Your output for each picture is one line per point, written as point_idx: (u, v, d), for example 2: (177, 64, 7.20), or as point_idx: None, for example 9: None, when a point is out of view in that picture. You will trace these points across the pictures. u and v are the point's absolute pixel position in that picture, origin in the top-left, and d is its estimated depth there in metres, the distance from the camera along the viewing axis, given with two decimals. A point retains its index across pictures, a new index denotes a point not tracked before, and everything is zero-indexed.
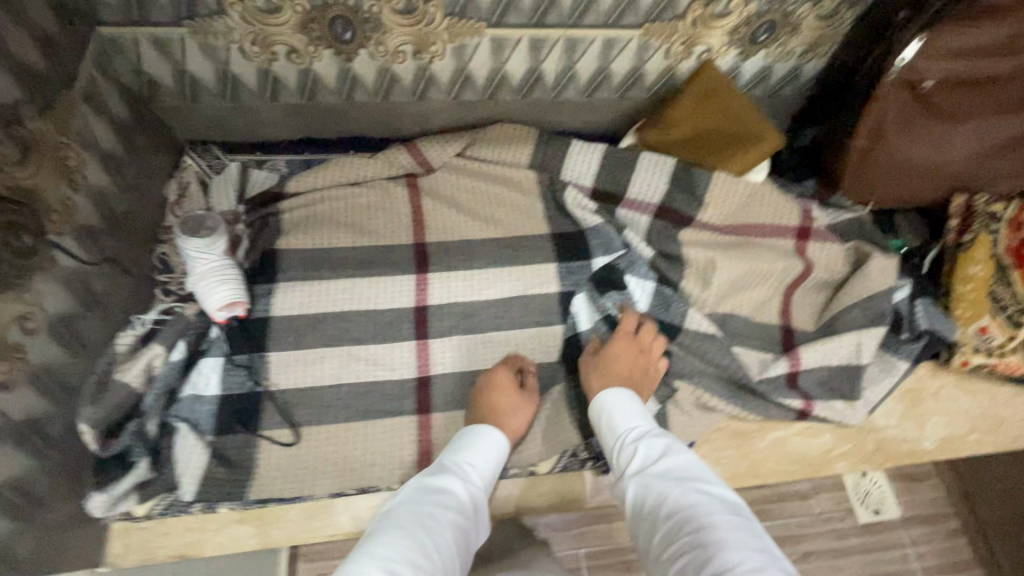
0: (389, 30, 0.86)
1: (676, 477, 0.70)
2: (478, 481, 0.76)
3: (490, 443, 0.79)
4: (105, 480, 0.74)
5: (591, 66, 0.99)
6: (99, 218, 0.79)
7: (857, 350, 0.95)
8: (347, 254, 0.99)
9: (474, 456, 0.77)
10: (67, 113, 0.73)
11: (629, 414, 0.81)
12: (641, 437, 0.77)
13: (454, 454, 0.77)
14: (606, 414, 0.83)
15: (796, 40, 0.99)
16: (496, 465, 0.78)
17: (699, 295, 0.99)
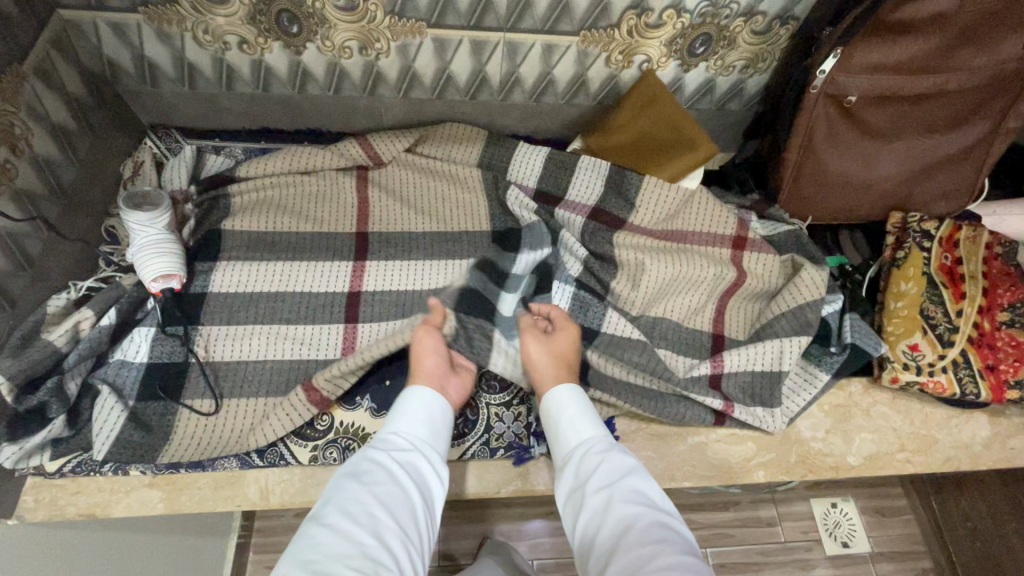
0: (334, 26, 0.92)
1: (640, 504, 0.68)
2: (411, 450, 0.74)
3: (417, 410, 0.78)
4: (20, 433, 0.77)
5: (534, 70, 1.03)
6: (42, 184, 0.84)
7: (779, 357, 0.95)
8: (290, 239, 1.03)
9: (405, 426, 0.76)
10: (18, 84, 0.79)
11: (595, 433, 0.79)
12: (608, 456, 0.74)
13: (387, 434, 0.76)
14: (572, 426, 0.80)
15: (735, 54, 1.02)
16: (427, 429, 0.77)
17: (628, 296, 0.99)
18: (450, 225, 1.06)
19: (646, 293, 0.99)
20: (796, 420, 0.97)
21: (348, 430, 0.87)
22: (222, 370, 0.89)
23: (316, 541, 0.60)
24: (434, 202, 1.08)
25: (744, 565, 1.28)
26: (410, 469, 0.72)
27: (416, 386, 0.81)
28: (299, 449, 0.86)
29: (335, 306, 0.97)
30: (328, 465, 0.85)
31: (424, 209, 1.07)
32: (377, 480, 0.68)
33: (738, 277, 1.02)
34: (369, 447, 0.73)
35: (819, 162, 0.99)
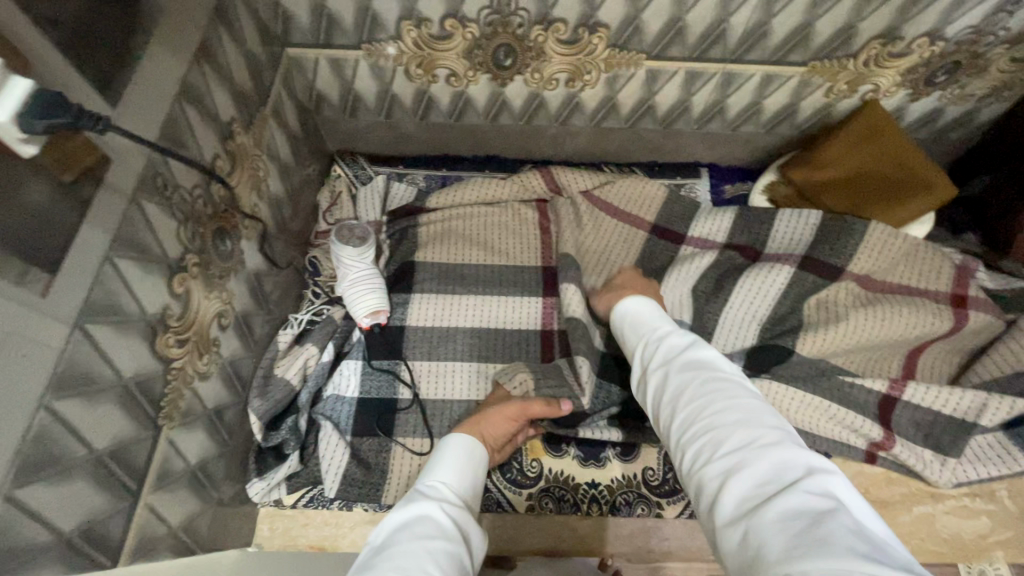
0: (549, 58, 0.88)
1: (695, 363, 0.56)
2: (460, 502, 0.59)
3: (461, 454, 0.65)
4: (264, 468, 0.81)
5: (743, 100, 0.96)
6: (273, 223, 0.86)
7: (980, 408, 0.85)
8: (477, 271, 1.00)
9: (450, 472, 0.62)
10: (262, 128, 0.81)
11: (652, 321, 0.66)
12: (667, 336, 0.62)
13: (429, 476, 0.62)
14: (631, 326, 0.69)
15: (979, 83, 0.91)
16: (472, 484, 0.63)
17: (826, 344, 0.88)
18: (632, 264, 0.99)
19: (845, 341, 0.88)
20: None
21: (558, 478, 0.86)
22: (433, 410, 0.89)
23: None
24: (614, 240, 1.01)
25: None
26: (463, 519, 0.56)
27: (456, 433, 0.69)
28: (515, 497, 0.85)
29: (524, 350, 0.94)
30: (545, 516, 0.84)
31: (606, 244, 1.00)
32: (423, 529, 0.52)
33: (955, 327, 0.90)
34: (416, 495, 0.58)
35: None
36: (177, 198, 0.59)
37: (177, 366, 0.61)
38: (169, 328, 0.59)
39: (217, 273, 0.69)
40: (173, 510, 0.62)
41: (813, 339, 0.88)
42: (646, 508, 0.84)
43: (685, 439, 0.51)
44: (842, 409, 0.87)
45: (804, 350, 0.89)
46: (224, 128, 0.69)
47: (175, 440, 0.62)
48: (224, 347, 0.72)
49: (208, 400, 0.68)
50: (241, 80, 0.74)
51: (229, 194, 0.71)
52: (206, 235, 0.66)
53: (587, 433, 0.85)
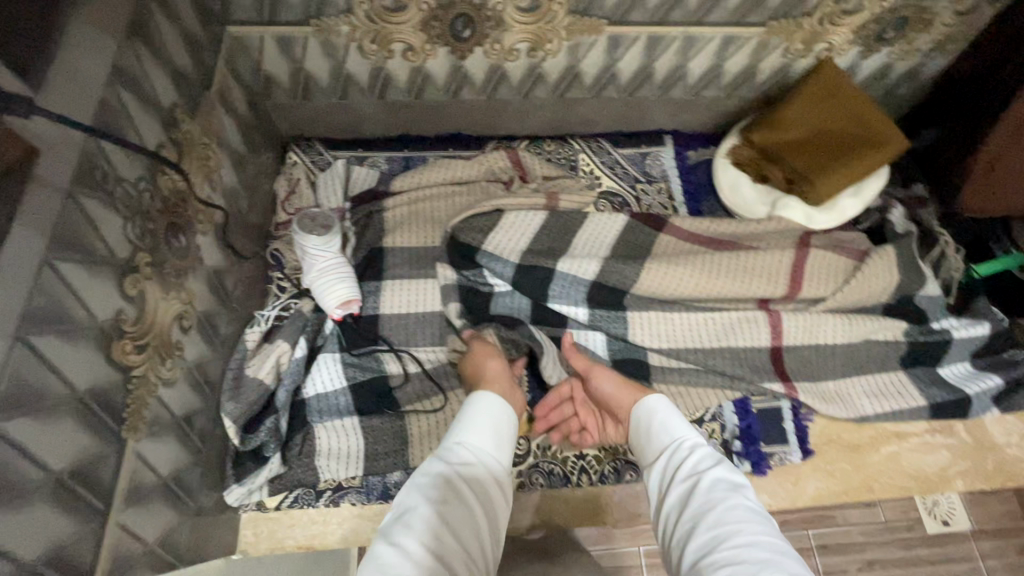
0: (509, 28, 0.85)
1: (726, 484, 0.57)
2: (487, 458, 0.61)
3: (487, 413, 0.65)
4: (243, 472, 0.77)
5: (705, 63, 0.96)
6: (230, 215, 0.81)
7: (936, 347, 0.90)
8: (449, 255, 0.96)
9: (473, 432, 0.63)
10: (208, 114, 0.75)
11: (680, 428, 0.67)
12: (702, 451, 0.63)
13: (460, 432, 0.63)
14: (661, 422, 0.68)
15: (925, 38, 0.94)
16: (505, 443, 0.64)
17: (660, 285, 0.90)
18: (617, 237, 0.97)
19: (682, 288, 0.91)
20: (987, 424, 0.94)
21: (547, 452, 0.86)
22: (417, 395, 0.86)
23: (385, 567, 0.47)
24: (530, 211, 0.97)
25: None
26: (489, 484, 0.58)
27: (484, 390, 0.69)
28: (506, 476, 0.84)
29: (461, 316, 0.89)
30: (536, 491, 0.84)
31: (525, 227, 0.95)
32: (445, 497, 0.54)
33: (794, 281, 0.93)
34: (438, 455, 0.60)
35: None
36: (120, 193, 0.54)
37: (138, 374, 0.56)
38: (125, 334, 0.54)
39: (173, 273, 0.64)
40: (149, 526, 0.58)
41: (641, 281, 0.91)
42: (636, 475, 0.84)
43: (705, 562, 0.50)
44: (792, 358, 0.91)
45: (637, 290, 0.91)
46: (167, 114, 0.64)
47: (144, 453, 0.58)
48: (188, 350, 0.68)
49: (176, 407, 0.64)
50: (181, 62, 0.68)
51: (181, 186, 0.65)
52: (158, 231, 0.61)
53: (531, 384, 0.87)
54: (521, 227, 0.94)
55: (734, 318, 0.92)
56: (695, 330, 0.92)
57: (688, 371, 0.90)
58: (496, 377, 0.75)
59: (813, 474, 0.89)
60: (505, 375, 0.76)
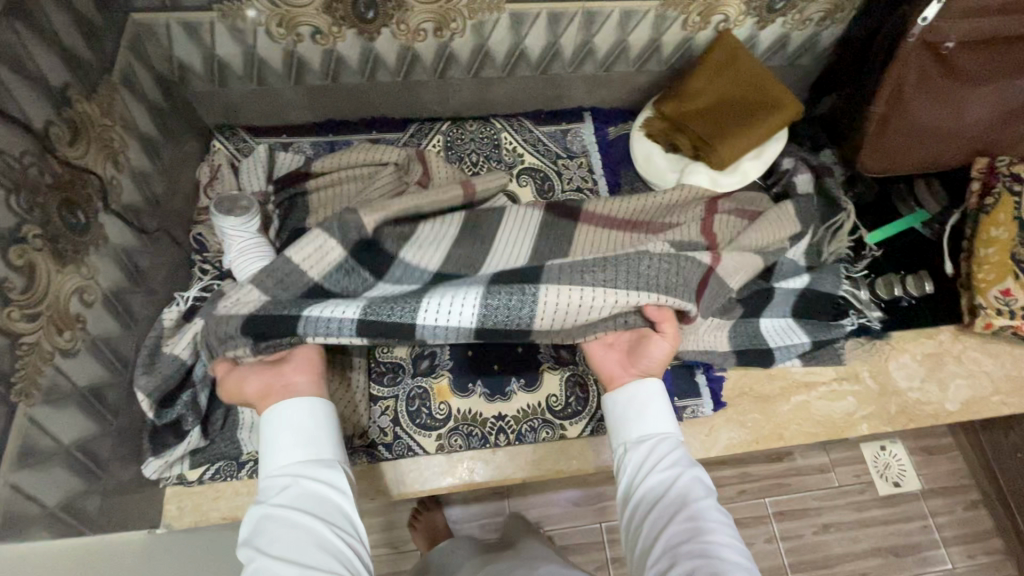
0: (411, 7, 0.88)
1: (692, 491, 0.61)
2: (307, 473, 0.60)
3: (291, 424, 0.63)
4: (160, 447, 0.78)
5: (610, 38, 1.00)
6: (140, 197, 0.82)
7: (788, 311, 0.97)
8: None
9: (279, 453, 0.62)
10: (110, 97, 0.77)
11: (657, 412, 0.69)
12: (674, 450, 0.66)
13: (272, 459, 0.62)
14: (636, 417, 0.69)
15: (814, 7, 0.99)
16: (315, 445, 0.63)
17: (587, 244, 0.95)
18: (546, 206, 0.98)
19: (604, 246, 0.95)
20: (891, 371, 0.99)
21: (466, 415, 0.88)
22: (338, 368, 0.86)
23: None
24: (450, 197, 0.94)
25: (802, 512, 1.26)
26: (315, 497, 0.59)
27: (275, 402, 0.65)
28: (425, 439, 0.87)
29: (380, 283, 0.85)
30: (456, 453, 0.87)
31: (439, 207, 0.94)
32: (278, 536, 0.55)
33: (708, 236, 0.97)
34: (264, 494, 0.59)
35: (911, 116, 0.95)
36: (1, 165, 0.56)
37: (28, 341, 0.58)
38: (12, 301, 0.56)
39: (69, 247, 0.65)
40: (47, 491, 0.60)
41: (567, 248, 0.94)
42: (551, 432, 0.88)
43: (674, 554, 0.56)
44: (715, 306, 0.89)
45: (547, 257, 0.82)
46: (57, 94, 0.66)
47: (39, 419, 0.59)
48: (92, 324, 0.69)
49: (78, 377, 0.66)
50: (73, 44, 0.70)
51: (75, 164, 0.67)
52: (49, 205, 0.62)
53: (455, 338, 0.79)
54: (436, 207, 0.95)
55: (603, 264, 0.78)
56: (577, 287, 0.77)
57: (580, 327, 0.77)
58: (263, 390, 0.68)
59: (727, 424, 0.93)
60: (266, 372, 0.70)
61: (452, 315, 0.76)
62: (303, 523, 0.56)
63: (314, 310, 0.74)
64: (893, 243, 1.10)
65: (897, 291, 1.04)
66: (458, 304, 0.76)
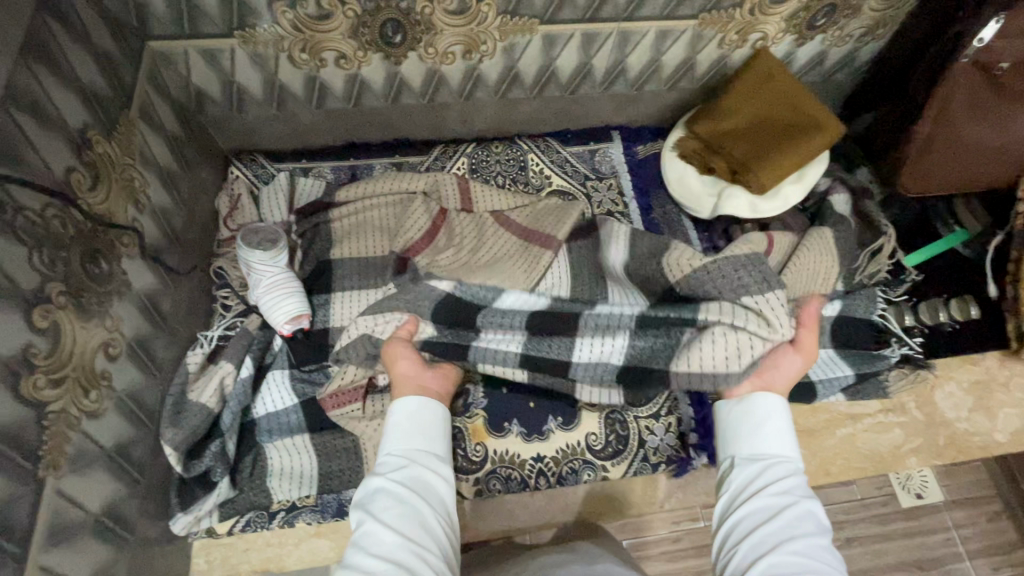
0: (441, 31, 0.84)
1: (806, 513, 0.57)
2: (417, 469, 0.61)
3: (419, 421, 0.66)
4: (189, 501, 0.75)
5: (643, 58, 0.96)
6: (161, 236, 0.78)
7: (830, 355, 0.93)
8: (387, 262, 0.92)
9: (404, 443, 0.64)
10: (129, 133, 0.73)
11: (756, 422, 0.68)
12: (797, 475, 0.62)
13: (394, 447, 0.64)
14: (754, 432, 0.67)
15: (856, 23, 0.95)
16: (431, 448, 0.65)
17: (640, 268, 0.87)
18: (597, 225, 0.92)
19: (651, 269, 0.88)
20: (937, 401, 0.96)
21: (504, 457, 0.85)
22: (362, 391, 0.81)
23: None
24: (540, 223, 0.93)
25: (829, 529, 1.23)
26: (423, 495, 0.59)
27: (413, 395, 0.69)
28: (462, 483, 0.83)
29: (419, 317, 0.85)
30: (495, 497, 0.84)
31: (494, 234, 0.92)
32: (389, 508, 0.57)
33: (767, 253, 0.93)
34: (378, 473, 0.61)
35: (958, 134, 0.91)
36: (22, 222, 0.52)
37: (54, 409, 0.54)
38: (36, 369, 0.52)
39: (93, 301, 0.61)
40: (78, 565, 0.56)
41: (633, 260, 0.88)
42: (593, 473, 0.85)
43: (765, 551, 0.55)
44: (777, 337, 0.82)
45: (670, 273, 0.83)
46: (77, 137, 0.62)
47: (67, 490, 0.55)
48: (117, 379, 0.65)
49: (105, 438, 0.62)
50: (91, 81, 0.66)
51: (96, 211, 0.63)
52: (72, 258, 0.58)
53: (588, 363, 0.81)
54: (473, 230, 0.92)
55: (756, 304, 0.76)
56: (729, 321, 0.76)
57: (709, 375, 0.75)
58: (409, 379, 0.72)
59: None
60: (418, 368, 0.74)
61: (602, 356, 0.80)
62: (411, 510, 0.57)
63: (490, 330, 0.80)
64: (934, 264, 1.07)
65: (942, 316, 1.00)
66: (611, 345, 0.80)
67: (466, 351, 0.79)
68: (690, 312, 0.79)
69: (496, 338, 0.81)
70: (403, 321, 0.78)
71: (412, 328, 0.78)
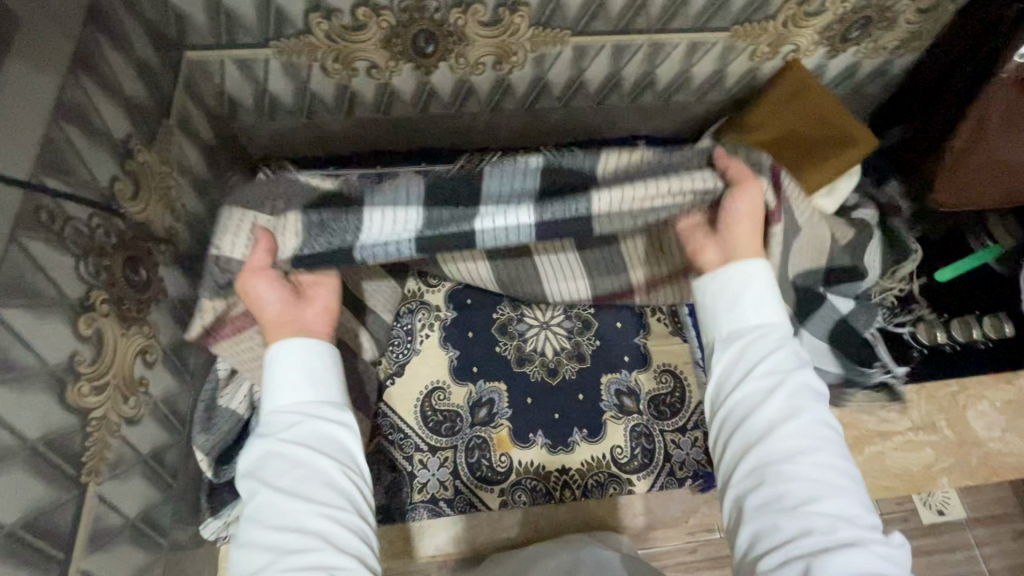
0: (472, 42, 0.84)
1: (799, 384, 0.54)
2: (303, 423, 0.54)
3: (296, 365, 0.57)
4: (218, 506, 0.76)
5: (672, 69, 0.96)
6: (194, 243, 0.79)
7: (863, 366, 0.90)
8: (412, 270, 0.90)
9: (287, 393, 0.56)
10: (167, 142, 0.74)
11: (739, 301, 0.59)
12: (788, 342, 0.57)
13: (277, 400, 0.56)
14: (737, 308, 0.59)
15: (890, 36, 0.94)
16: (314, 391, 0.56)
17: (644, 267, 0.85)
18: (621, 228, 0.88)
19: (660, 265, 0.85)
20: (970, 420, 0.94)
21: (529, 468, 0.84)
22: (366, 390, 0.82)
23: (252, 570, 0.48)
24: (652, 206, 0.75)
25: None
26: (317, 446, 0.53)
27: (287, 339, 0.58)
28: (487, 494, 0.84)
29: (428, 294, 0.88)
30: (519, 508, 0.84)
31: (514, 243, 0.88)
32: (285, 472, 0.52)
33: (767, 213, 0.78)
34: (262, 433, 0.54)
35: (995, 150, 0.90)
36: (71, 232, 0.53)
37: (97, 416, 0.55)
38: (82, 376, 0.53)
39: (133, 309, 0.62)
40: (115, 570, 0.57)
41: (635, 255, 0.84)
42: (618, 487, 0.85)
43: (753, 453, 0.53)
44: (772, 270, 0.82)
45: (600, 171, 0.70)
46: (120, 147, 0.63)
47: (107, 496, 0.56)
48: (153, 385, 0.66)
49: (141, 444, 0.63)
50: (133, 91, 0.67)
51: (137, 219, 0.64)
52: (115, 267, 0.59)
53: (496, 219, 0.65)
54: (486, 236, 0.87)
55: (651, 162, 0.70)
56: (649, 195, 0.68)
57: (634, 217, 0.68)
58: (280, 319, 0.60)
59: None
60: (289, 301, 0.62)
61: (507, 219, 0.65)
62: (307, 469, 0.52)
63: (367, 217, 0.65)
64: (966, 280, 1.05)
65: (975, 333, 0.98)
66: (518, 210, 0.66)
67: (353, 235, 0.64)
68: (589, 161, 0.70)
69: (382, 219, 0.65)
70: (255, 238, 0.63)
71: (270, 244, 0.63)
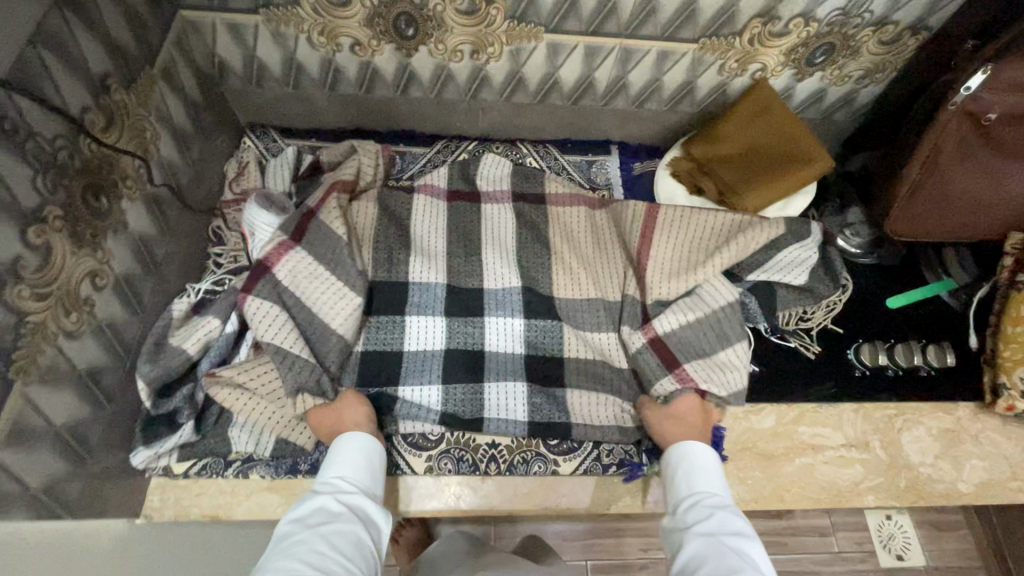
0: (450, 29, 0.89)
1: (722, 546, 0.63)
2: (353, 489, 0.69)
3: (361, 450, 0.74)
4: (151, 437, 0.78)
5: (644, 77, 1.00)
6: (165, 187, 0.84)
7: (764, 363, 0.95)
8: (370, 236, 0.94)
9: (347, 470, 0.71)
10: (149, 89, 0.79)
11: (694, 482, 0.73)
12: (715, 513, 0.67)
13: (341, 474, 0.71)
14: (688, 479, 0.73)
15: (855, 64, 0.98)
16: (366, 471, 0.72)
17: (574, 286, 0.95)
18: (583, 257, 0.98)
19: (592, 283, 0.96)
20: (904, 444, 0.95)
21: (459, 439, 0.87)
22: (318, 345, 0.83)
23: None
24: (604, 237, 1.00)
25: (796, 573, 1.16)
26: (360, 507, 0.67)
27: (359, 433, 0.76)
28: (414, 458, 0.86)
29: (388, 235, 0.96)
30: (444, 476, 0.86)
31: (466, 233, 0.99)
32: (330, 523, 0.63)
33: (646, 237, 0.96)
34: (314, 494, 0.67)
35: (945, 181, 0.92)
36: (31, 145, 0.57)
37: (34, 320, 0.58)
38: (22, 279, 0.57)
39: (87, 231, 0.66)
40: (30, 472, 0.60)
41: (560, 281, 0.95)
42: (543, 466, 0.87)
43: None
44: (681, 244, 0.95)
45: (558, 293, 0.95)
46: (97, 82, 0.67)
47: (34, 398, 0.59)
48: (99, 309, 0.69)
49: (77, 359, 0.66)
50: (120, 35, 0.72)
51: (104, 150, 0.69)
52: (73, 188, 0.63)
53: (491, 410, 0.87)
54: (432, 220, 0.99)
55: (602, 337, 0.92)
56: (598, 291, 0.95)
57: (606, 418, 0.87)
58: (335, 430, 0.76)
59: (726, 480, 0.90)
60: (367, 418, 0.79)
61: (508, 408, 0.87)
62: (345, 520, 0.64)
63: (409, 387, 0.86)
64: (917, 310, 1.07)
65: (917, 358, 1.01)
66: (514, 394, 0.87)
67: (386, 415, 0.85)
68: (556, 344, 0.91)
69: (417, 390, 0.86)
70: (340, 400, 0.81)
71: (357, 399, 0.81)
